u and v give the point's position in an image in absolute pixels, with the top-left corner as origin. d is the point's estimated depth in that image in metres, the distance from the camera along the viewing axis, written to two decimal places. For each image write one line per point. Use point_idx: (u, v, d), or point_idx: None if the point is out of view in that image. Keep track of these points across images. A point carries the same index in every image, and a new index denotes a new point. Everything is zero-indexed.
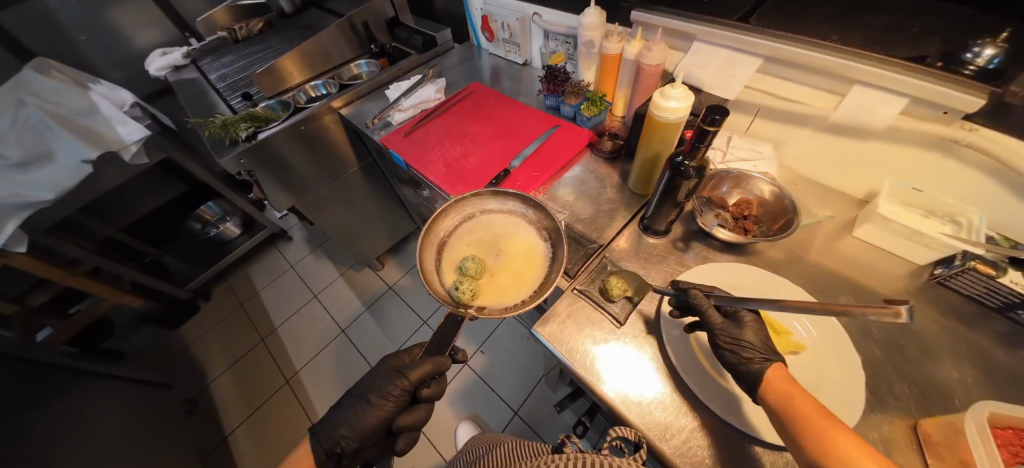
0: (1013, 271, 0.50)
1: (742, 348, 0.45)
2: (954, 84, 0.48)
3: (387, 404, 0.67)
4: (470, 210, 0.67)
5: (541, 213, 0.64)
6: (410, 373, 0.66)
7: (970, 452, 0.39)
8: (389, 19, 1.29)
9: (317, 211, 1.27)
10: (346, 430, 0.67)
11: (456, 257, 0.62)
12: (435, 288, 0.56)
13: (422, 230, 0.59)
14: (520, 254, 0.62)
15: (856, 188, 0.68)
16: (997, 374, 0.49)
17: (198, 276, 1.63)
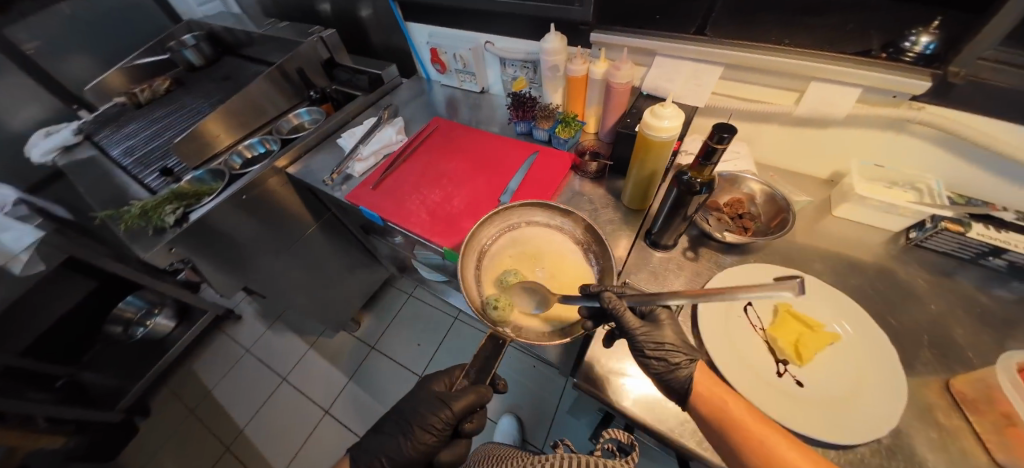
0: (975, 224, 0.57)
1: (666, 353, 0.47)
2: (904, 72, 0.54)
3: (430, 437, 0.61)
4: (516, 220, 0.66)
5: (589, 235, 0.63)
6: (453, 403, 0.60)
7: (1008, 402, 0.40)
8: (325, 61, 1.19)
9: (270, 284, 1.11)
10: (387, 458, 0.62)
11: (496, 271, 0.61)
12: (473, 298, 0.55)
13: (467, 237, 0.58)
14: (565, 274, 0.61)
15: (819, 170, 0.75)
16: (991, 319, 0.54)
17: (131, 390, 1.34)
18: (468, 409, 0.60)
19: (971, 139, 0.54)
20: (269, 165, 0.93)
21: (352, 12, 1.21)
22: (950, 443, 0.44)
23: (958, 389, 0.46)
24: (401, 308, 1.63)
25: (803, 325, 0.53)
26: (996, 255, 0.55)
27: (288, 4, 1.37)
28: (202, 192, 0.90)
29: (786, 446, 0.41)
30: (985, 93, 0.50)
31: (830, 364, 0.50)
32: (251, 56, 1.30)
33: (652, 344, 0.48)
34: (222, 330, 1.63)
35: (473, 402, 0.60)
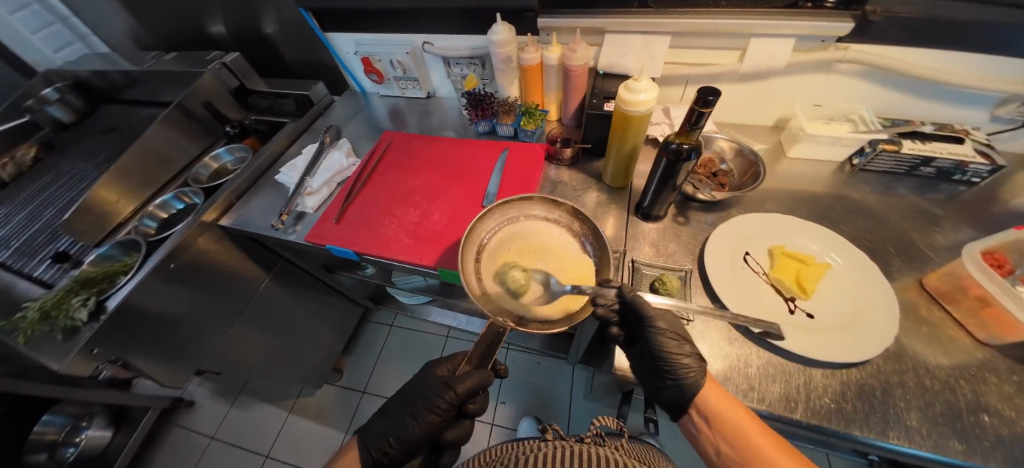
0: (906, 141, 0.68)
1: (680, 347, 0.48)
2: (832, 18, 0.60)
3: (435, 418, 0.57)
4: (514, 214, 0.62)
5: (588, 226, 0.59)
6: (457, 384, 0.56)
7: (981, 286, 0.49)
8: (235, 90, 1.03)
9: (232, 354, 0.96)
10: (392, 438, 0.58)
11: (495, 266, 0.56)
12: (471, 288, 0.51)
13: (466, 228, 0.55)
14: (569, 266, 0.56)
15: (765, 118, 0.83)
16: (930, 218, 0.67)
17: None
18: (473, 391, 0.57)
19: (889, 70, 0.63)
20: (195, 222, 0.76)
21: (253, 30, 1.05)
22: (939, 334, 0.52)
23: (933, 285, 0.55)
24: (385, 342, 1.51)
25: (798, 261, 0.57)
26: (928, 163, 0.68)
27: (166, 30, 1.15)
28: (117, 271, 0.73)
29: (779, 453, 0.43)
30: (897, 25, 0.60)
31: (829, 290, 0.54)
32: (132, 99, 1.11)
33: (670, 336, 0.49)
34: (174, 424, 1.38)
35: (479, 385, 0.56)
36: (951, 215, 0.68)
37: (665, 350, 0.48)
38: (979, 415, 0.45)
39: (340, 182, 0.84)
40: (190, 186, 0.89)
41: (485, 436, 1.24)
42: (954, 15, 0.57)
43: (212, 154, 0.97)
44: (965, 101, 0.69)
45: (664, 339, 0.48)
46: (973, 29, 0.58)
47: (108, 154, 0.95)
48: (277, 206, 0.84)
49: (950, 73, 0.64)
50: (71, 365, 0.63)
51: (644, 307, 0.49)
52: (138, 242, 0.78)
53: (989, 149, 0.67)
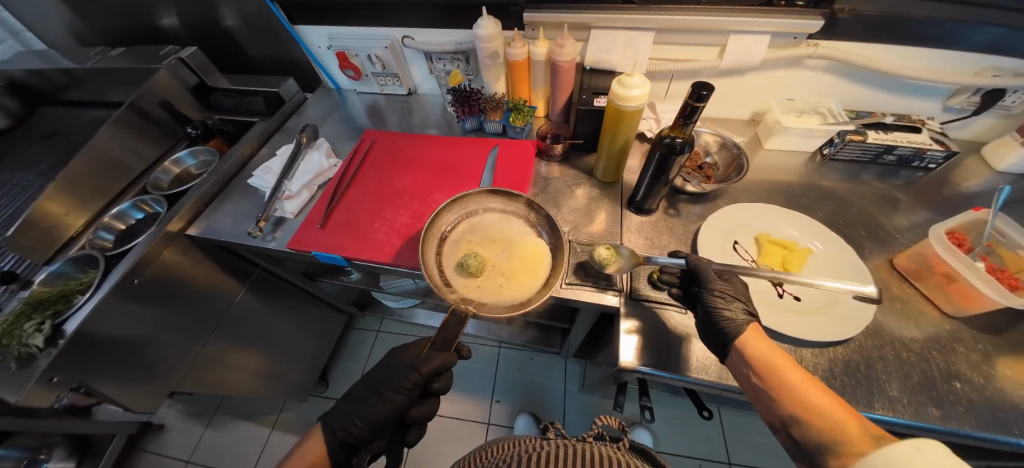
0: (870, 133, 0.75)
1: (729, 304, 0.50)
2: (803, 16, 0.64)
3: (399, 397, 0.58)
4: (473, 207, 0.63)
5: (544, 216, 0.61)
6: (421, 365, 0.57)
7: (946, 264, 0.55)
8: (195, 87, 0.95)
9: (213, 372, 0.90)
10: (359, 419, 0.58)
11: (456, 258, 0.57)
12: (434, 281, 0.52)
13: (428, 219, 0.55)
14: (527, 256, 0.58)
15: (742, 112, 0.87)
16: (892, 202, 0.73)
17: None
18: (438, 371, 0.58)
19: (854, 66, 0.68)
20: (159, 234, 0.70)
21: (210, 22, 0.96)
22: (911, 309, 0.58)
23: (902, 264, 0.62)
24: (372, 348, 1.46)
25: (782, 248, 0.61)
26: (890, 152, 0.74)
27: (108, 23, 1.04)
28: (72, 290, 0.66)
29: (812, 386, 0.41)
30: (862, 23, 0.65)
31: (811, 272, 0.58)
32: (76, 101, 1.00)
33: (721, 294, 0.51)
34: (142, 451, 1.28)
35: (441, 366, 0.57)
36: (910, 198, 0.74)
37: (713, 302, 0.50)
38: (952, 383, 0.51)
39: (322, 184, 0.79)
40: (150, 194, 0.82)
41: (481, 436, 1.23)
42: (908, 14, 0.62)
43: (173, 158, 0.90)
44: (919, 92, 0.76)
45: (715, 293, 0.51)
46: (919, 25, 0.63)
47: (51, 161, 0.86)
48: (251, 212, 0.78)
49: (906, 67, 0.70)
50: (29, 396, 0.57)
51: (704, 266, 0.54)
52: (94, 257, 0.71)
53: (942, 138, 0.75)
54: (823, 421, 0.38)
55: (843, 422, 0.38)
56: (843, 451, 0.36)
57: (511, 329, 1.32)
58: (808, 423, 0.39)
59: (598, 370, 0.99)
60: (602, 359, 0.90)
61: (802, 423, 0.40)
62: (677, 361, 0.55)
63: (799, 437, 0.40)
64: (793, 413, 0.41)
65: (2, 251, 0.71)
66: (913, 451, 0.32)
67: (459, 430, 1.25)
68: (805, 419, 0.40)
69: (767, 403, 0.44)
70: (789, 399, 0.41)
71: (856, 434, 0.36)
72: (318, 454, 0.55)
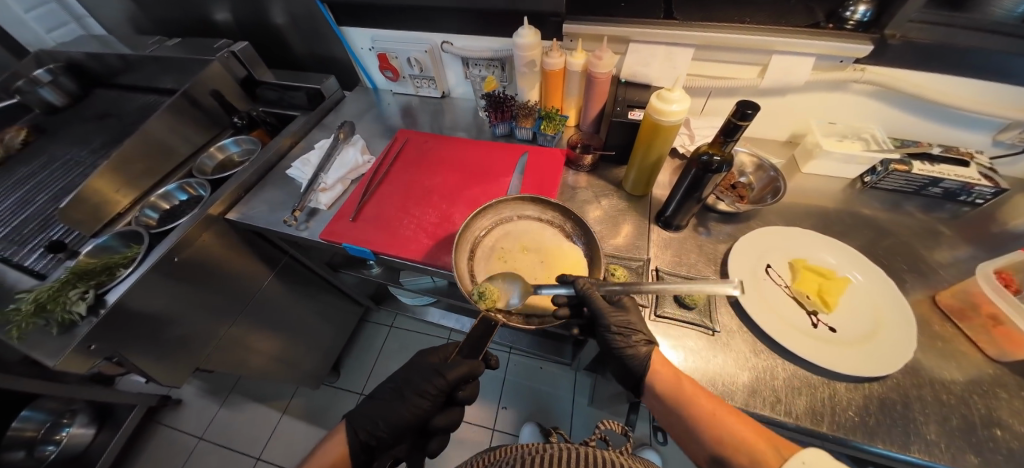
0: (915, 163, 0.72)
1: (626, 338, 0.52)
2: (851, 39, 0.63)
3: (425, 404, 0.57)
4: (507, 213, 0.64)
5: (580, 225, 0.61)
6: (448, 371, 0.56)
7: (995, 305, 0.52)
8: (243, 80, 1.00)
9: (237, 353, 0.93)
10: (381, 422, 0.58)
11: (488, 265, 0.59)
12: (466, 288, 0.54)
13: (462, 225, 0.57)
14: (562, 266, 0.59)
15: (779, 133, 0.86)
16: (935, 235, 0.70)
17: None
18: (463, 379, 0.57)
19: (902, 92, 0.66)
20: (201, 216, 0.74)
21: (262, 18, 1.01)
22: (952, 349, 0.55)
23: (946, 302, 0.59)
24: (385, 343, 1.48)
25: (819, 275, 0.59)
26: (936, 184, 0.71)
27: (165, 14, 1.11)
28: (117, 263, 0.69)
29: (723, 416, 0.46)
30: (910, 50, 0.63)
31: (849, 303, 0.56)
32: (128, 84, 1.06)
33: (615, 329, 0.52)
34: (159, 423, 1.33)
35: (468, 374, 0.56)
36: (954, 233, 0.71)
37: (613, 338, 0.52)
38: (992, 429, 0.47)
39: (355, 179, 0.82)
40: (194, 177, 0.87)
41: (484, 441, 1.22)
42: (963, 42, 0.60)
43: (218, 144, 0.95)
44: (967, 124, 0.73)
45: (613, 329, 0.52)
46: (976, 55, 0.61)
47: (104, 140, 0.92)
48: (287, 202, 0.81)
49: (957, 97, 0.67)
50: (66, 361, 0.60)
51: (592, 299, 0.51)
52: (138, 232, 0.75)
53: (990, 173, 0.71)
54: (738, 453, 0.43)
55: (760, 451, 0.42)
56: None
57: (521, 336, 1.32)
58: (731, 457, 0.44)
59: (610, 384, 0.97)
60: None
61: (727, 459, 0.44)
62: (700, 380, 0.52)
63: None
64: (717, 449, 0.45)
65: (55, 221, 0.76)
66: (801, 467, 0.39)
67: (463, 432, 1.24)
68: (728, 455, 0.44)
69: (692, 437, 0.48)
70: (705, 432, 0.46)
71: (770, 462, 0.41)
72: (339, 452, 0.57)
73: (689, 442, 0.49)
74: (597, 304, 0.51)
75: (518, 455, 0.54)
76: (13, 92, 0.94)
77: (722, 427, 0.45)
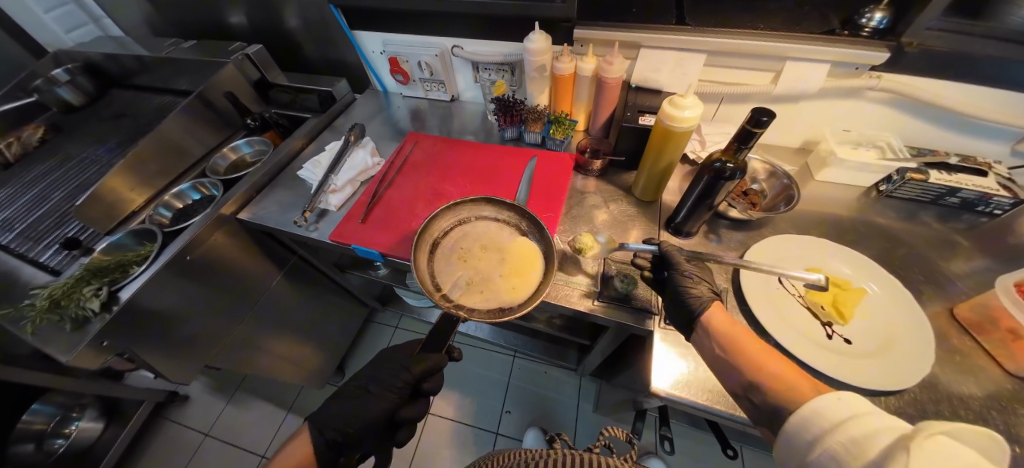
0: (932, 172, 0.70)
1: (697, 286, 0.53)
2: (867, 47, 0.62)
3: (392, 395, 0.58)
4: (464, 215, 0.65)
5: (534, 224, 0.62)
6: (412, 365, 0.58)
7: (1016, 320, 0.51)
8: (257, 82, 1.02)
9: (245, 352, 0.94)
10: (351, 420, 0.57)
11: (448, 265, 0.59)
12: (428, 289, 0.53)
13: (421, 226, 0.57)
14: (519, 262, 0.59)
15: (792, 140, 0.85)
16: (952, 245, 0.69)
17: None
18: (428, 373, 0.58)
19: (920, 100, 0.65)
20: (213, 216, 0.75)
21: (276, 22, 1.03)
22: (970, 363, 0.53)
23: (964, 315, 0.57)
24: (390, 344, 1.48)
25: (833, 286, 0.58)
26: (952, 194, 0.70)
27: (183, 17, 1.13)
28: (130, 260, 0.70)
29: (761, 350, 0.43)
30: (927, 58, 0.62)
31: (865, 314, 0.55)
32: (145, 85, 1.08)
33: (689, 277, 0.54)
34: (165, 418, 1.34)
35: (431, 368, 0.57)
36: (972, 244, 0.69)
37: (682, 282, 0.53)
38: (1011, 447, 0.46)
39: (364, 181, 0.82)
40: (208, 177, 0.89)
41: (486, 445, 1.21)
42: (982, 51, 0.59)
43: (231, 145, 0.97)
44: (984, 134, 0.71)
45: (684, 273, 0.54)
46: (993, 65, 0.60)
47: (120, 139, 0.94)
48: (297, 203, 0.82)
49: (975, 106, 0.65)
50: (79, 357, 0.61)
51: (673, 252, 0.57)
52: (151, 231, 0.77)
53: (1009, 183, 0.69)
54: (774, 383, 0.40)
55: (793, 383, 0.40)
56: (793, 409, 0.38)
57: (526, 340, 1.31)
58: (766, 388, 0.41)
59: (616, 391, 0.96)
60: (622, 382, 0.87)
61: (756, 385, 0.41)
62: (710, 394, 0.52)
63: (757, 402, 0.42)
64: (753, 378, 0.42)
65: (71, 217, 0.77)
66: (835, 401, 0.35)
67: (465, 435, 1.24)
68: (762, 384, 0.41)
69: (727, 372, 0.45)
70: (737, 359, 0.44)
71: (806, 393, 0.38)
72: (307, 450, 0.55)
73: (722, 379, 0.46)
74: (671, 255, 0.57)
75: (524, 459, 0.54)
76: (32, 91, 0.96)
77: (756, 357, 0.43)
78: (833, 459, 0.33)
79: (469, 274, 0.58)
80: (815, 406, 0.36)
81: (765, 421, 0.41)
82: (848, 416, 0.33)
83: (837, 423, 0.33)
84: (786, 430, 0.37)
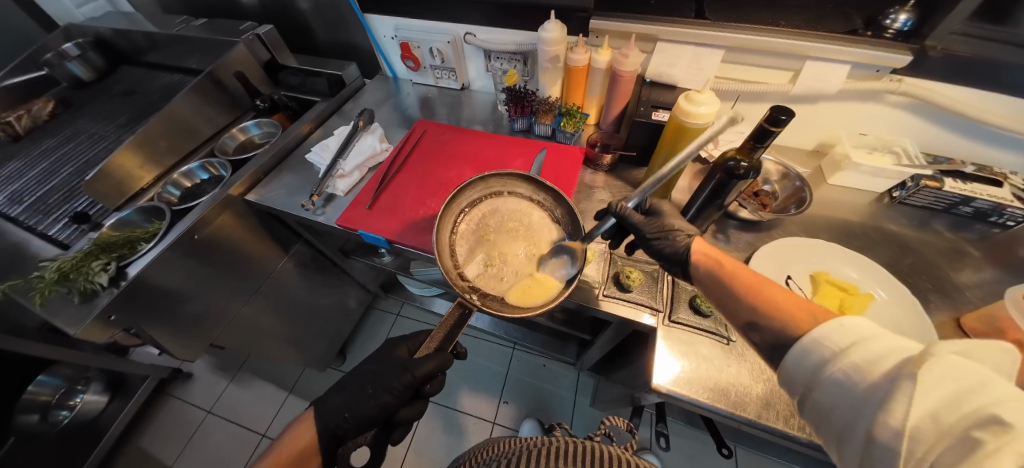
0: (947, 180, 0.69)
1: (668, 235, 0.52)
2: (890, 48, 0.60)
3: (392, 395, 0.57)
4: (498, 188, 0.64)
5: (569, 215, 0.61)
6: (415, 367, 0.56)
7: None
8: (267, 63, 1.01)
9: (250, 335, 0.96)
10: (349, 414, 0.58)
11: (470, 241, 0.61)
12: (444, 264, 0.55)
13: (449, 197, 0.57)
14: (544, 249, 0.60)
15: (806, 142, 0.83)
16: (962, 255, 0.68)
17: None
18: (431, 375, 0.57)
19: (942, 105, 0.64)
20: (221, 196, 0.75)
21: (287, 2, 1.02)
22: None
23: (970, 325, 0.57)
24: (391, 331, 1.49)
25: (840, 290, 0.57)
26: (966, 203, 0.69)
27: None
28: (138, 237, 0.71)
29: (763, 284, 0.40)
30: (949, 64, 0.61)
31: (871, 320, 0.55)
32: (154, 63, 1.08)
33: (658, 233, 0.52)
34: (169, 394, 1.37)
35: (437, 369, 0.56)
36: (983, 255, 0.68)
37: (657, 244, 0.52)
38: None
39: (372, 167, 0.82)
40: (217, 157, 0.88)
41: (483, 433, 1.24)
42: (1007, 58, 0.57)
43: (240, 126, 0.96)
44: (1002, 143, 0.70)
45: (652, 236, 0.52)
46: (1018, 74, 0.58)
47: (129, 116, 0.94)
48: (304, 186, 0.82)
49: (995, 115, 0.64)
50: (86, 329, 0.61)
51: (629, 215, 0.53)
52: (160, 209, 0.77)
53: None
54: (773, 315, 0.37)
55: (794, 314, 0.36)
56: (797, 339, 0.34)
57: (526, 333, 1.32)
58: (765, 324, 0.37)
59: (614, 386, 0.97)
60: (621, 378, 0.88)
61: (759, 323, 0.38)
62: (711, 391, 0.52)
63: (759, 340, 0.38)
64: (753, 315, 0.38)
65: (80, 193, 0.78)
66: (837, 327, 0.32)
67: (463, 422, 1.26)
68: (763, 320, 0.37)
69: (729, 313, 0.42)
70: (739, 293, 0.40)
71: (809, 322, 0.35)
72: (310, 438, 0.58)
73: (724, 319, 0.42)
74: (633, 220, 0.53)
75: (522, 447, 0.54)
76: (43, 65, 0.96)
77: (761, 292, 0.39)
78: (836, 384, 0.30)
79: (490, 255, 0.60)
80: (816, 334, 0.33)
81: (768, 356, 0.38)
82: (853, 343, 0.30)
83: (843, 347, 0.30)
84: (789, 361, 0.34)
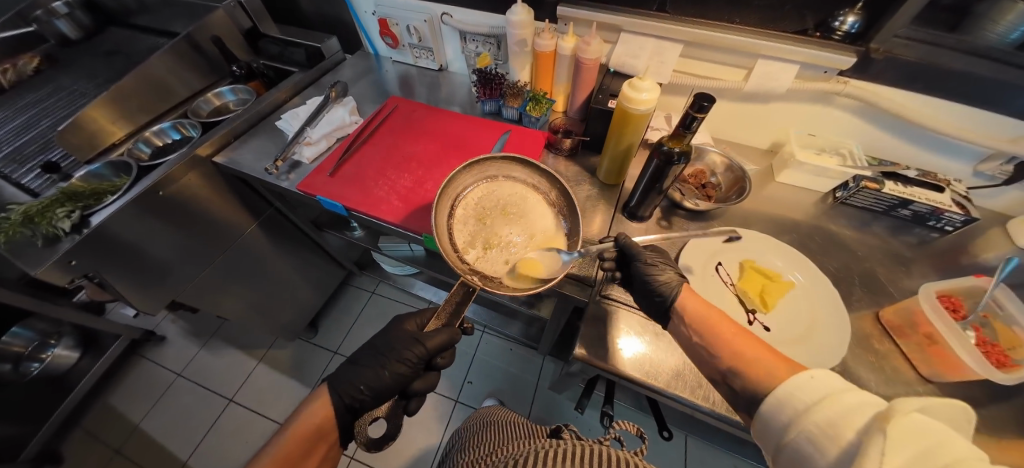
0: (888, 183, 0.72)
1: (661, 271, 0.53)
2: (834, 51, 0.62)
3: (404, 368, 0.60)
4: (493, 173, 0.65)
5: (564, 199, 0.63)
6: (426, 340, 0.59)
7: (931, 325, 0.55)
8: (247, 31, 1.02)
9: (213, 297, 0.98)
10: (364, 386, 0.61)
11: (468, 226, 0.61)
12: (445, 248, 0.55)
13: (444, 181, 0.57)
14: (541, 238, 0.61)
15: (762, 141, 0.86)
16: (897, 256, 0.71)
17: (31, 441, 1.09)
18: (440, 348, 0.60)
19: (885, 108, 0.67)
20: (188, 155, 0.77)
21: None
22: (884, 364, 0.57)
23: (888, 319, 0.60)
24: (364, 308, 1.52)
25: (765, 276, 0.60)
26: (905, 206, 0.71)
27: None
28: (105, 190, 0.73)
29: (746, 343, 0.44)
30: (890, 68, 0.63)
31: (792, 307, 0.57)
32: (141, 26, 1.08)
33: (651, 265, 0.54)
34: (141, 356, 1.39)
35: (446, 342, 0.59)
36: (917, 257, 0.71)
37: (647, 270, 0.53)
38: None
39: (340, 138, 0.84)
40: (188, 119, 0.90)
41: (446, 410, 1.28)
42: (947, 66, 0.59)
43: (216, 91, 0.97)
44: (946, 151, 0.72)
45: (645, 263, 0.54)
46: (955, 81, 0.61)
47: (109, 76, 0.95)
48: (272, 151, 0.84)
49: (939, 122, 0.66)
50: (45, 272, 0.63)
51: (632, 244, 0.56)
52: (127, 164, 0.78)
53: (963, 201, 0.71)
54: (750, 370, 0.41)
55: (770, 367, 0.40)
56: (770, 392, 0.38)
57: (495, 315, 1.35)
58: (743, 373, 0.41)
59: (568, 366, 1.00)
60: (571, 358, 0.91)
61: (739, 375, 0.42)
62: (627, 362, 0.56)
63: (739, 387, 0.42)
64: (732, 364, 0.43)
65: (53, 144, 0.80)
66: (807, 380, 0.36)
67: (428, 400, 1.29)
68: (743, 370, 0.41)
69: (709, 362, 0.46)
70: (724, 348, 0.44)
71: (784, 377, 0.39)
72: (325, 414, 0.60)
73: (704, 367, 0.46)
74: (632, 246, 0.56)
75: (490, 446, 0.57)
76: (30, 21, 0.97)
77: (742, 348, 0.43)
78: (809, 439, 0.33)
79: (487, 237, 0.60)
80: (789, 389, 0.36)
81: (745, 407, 0.42)
82: (822, 395, 0.34)
83: (816, 399, 0.34)
84: (763, 413, 0.38)
